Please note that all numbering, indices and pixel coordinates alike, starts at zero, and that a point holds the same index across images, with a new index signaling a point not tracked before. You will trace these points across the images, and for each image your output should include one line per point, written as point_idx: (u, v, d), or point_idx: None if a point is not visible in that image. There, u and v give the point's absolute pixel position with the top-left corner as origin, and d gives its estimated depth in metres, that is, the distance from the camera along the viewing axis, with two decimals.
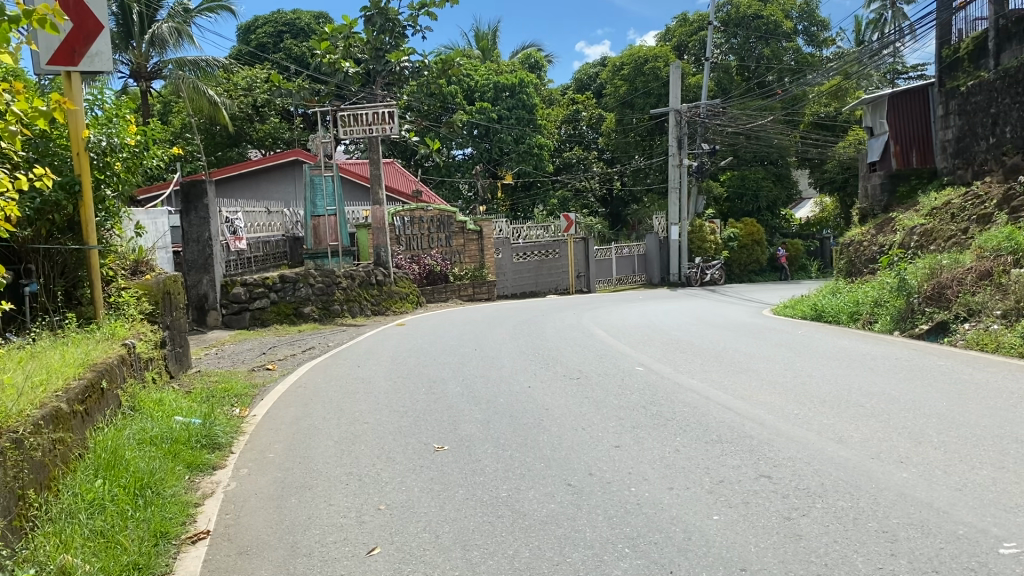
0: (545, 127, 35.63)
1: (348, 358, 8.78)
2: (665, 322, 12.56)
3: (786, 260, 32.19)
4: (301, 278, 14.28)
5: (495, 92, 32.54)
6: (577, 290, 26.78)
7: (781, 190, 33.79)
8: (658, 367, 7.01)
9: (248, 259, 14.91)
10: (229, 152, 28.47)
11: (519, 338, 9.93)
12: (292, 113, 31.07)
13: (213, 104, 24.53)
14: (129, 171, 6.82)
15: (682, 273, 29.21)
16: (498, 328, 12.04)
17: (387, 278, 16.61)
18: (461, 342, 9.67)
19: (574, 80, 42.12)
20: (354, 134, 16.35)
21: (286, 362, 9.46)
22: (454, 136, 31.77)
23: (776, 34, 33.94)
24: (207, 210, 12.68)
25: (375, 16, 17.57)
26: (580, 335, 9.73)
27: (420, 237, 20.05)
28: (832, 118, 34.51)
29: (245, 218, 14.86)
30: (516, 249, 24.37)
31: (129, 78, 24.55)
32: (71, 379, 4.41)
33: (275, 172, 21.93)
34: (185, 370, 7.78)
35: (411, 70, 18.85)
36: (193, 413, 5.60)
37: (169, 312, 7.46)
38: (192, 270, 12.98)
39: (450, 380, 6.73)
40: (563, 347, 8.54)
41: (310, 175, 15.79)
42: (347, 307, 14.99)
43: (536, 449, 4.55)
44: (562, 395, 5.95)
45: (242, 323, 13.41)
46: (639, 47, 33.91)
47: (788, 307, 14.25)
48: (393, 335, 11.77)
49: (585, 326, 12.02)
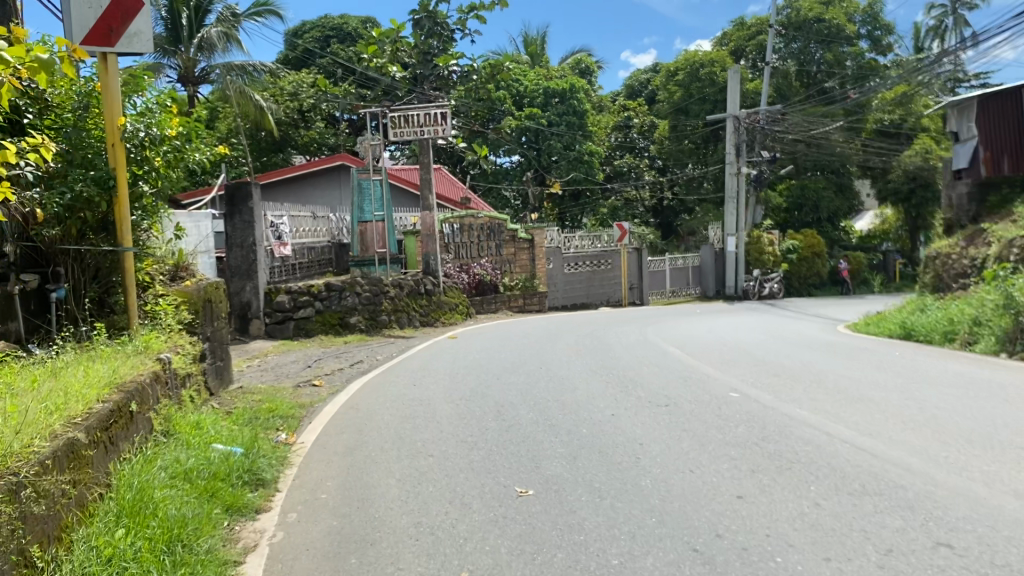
0: (595, 134, 34.83)
1: (401, 374, 8.08)
2: (736, 338, 11.69)
3: (847, 273, 31.04)
4: (348, 286, 13.69)
5: (545, 98, 31.55)
6: (630, 302, 25.90)
7: (842, 201, 32.50)
8: (754, 393, 6.17)
9: (293, 265, 14.34)
10: (275, 157, 27.93)
11: (586, 354, 9.13)
12: (339, 118, 30.67)
13: (261, 109, 24.20)
14: (170, 166, 6.20)
15: (739, 286, 28.17)
16: (558, 342, 11.27)
17: (436, 288, 15.93)
18: (522, 358, 8.93)
19: (625, 87, 41.32)
20: (404, 136, 15.65)
21: (334, 376, 8.79)
22: (503, 143, 31.10)
23: (838, 39, 32.80)
24: (252, 214, 12.12)
25: (424, 19, 16.97)
26: (652, 353, 8.91)
27: (469, 245, 19.43)
28: (895, 127, 33.27)
29: (292, 223, 14.29)
30: (567, 258, 23.66)
31: (178, 83, 24.39)
32: (93, 402, 3.74)
33: (322, 178, 21.45)
34: (226, 386, 7.12)
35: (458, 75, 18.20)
36: (233, 440, 4.89)
37: (209, 322, 6.80)
38: (235, 276, 12.41)
39: (519, 404, 5.98)
40: (637, 366, 7.74)
41: (358, 179, 15.26)
42: (395, 317, 14.37)
43: (642, 499, 3.76)
44: (653, 426, 5.15)
45: (285, 333, 12.80)
46: (696, 51, 33.12)
47: (869, 325, 13.26)
48: (447, 347, 11.08)
49: (651, 340, 11.18)
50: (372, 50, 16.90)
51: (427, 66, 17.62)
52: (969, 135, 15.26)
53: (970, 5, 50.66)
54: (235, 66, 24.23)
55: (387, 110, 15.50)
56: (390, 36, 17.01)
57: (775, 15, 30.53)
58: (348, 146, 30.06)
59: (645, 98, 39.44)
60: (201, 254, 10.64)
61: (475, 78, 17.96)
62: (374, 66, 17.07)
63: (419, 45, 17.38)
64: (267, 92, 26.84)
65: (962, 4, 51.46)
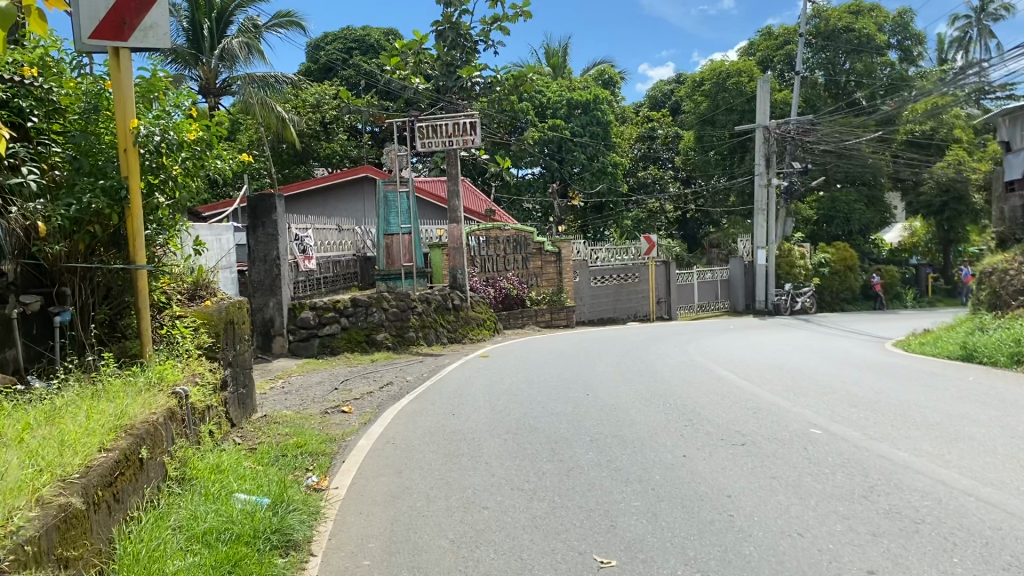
0: (619, 146, 34.22)
1: (435, 400, 7.47)
2: (784, 358, 11.03)
3: (880, 287, 30.20)
4: (373, 302, 13.11)
5: (568, 109, 31.00)
6: (658, 316, 25.21)
7: (875, 214, 31.67)
8: (837, 429, 5.53)
9: (318, 280, 13.79)
10: (296, 170, 27.56)
11: (632, 377, 8.49)
12: (360, 129, 30.32)
13: (282, 121, 23.82)
14: (190, 174, 5.68)
15: (770, 301, 27.55)
16: (596, 362, 10.65)
17: (464, 302, 15.31)
18: (562, 381, 8.29)
19: (648, 97, 40.75)
20: (432, 146, 15.15)
21: (362, 401, 8.17)
22: (525, 155, 30.58)
23: (868, 48, 32.12)
24: (276, 227, 11.59)
25: (448, 30, 16.44)
26: (704, 376, 8.26)
27: (495, 259, 18.90)
28: (927, 137, 32.47)
29: (316, 236, 13.75)
30: (594, 272, 23.02)
31: (199, 95, 24.07)
32: (94, 453, 3.15)
33: (345, 190, 20.95)
34: (249, 416, 6.53)
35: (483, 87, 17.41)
36: (258, 486, 4.29)
37: (231, 345, 6.24)
38: (258, 291, 11.85)
39: (575, 440, 5.35)
40: (694, 393, 7.10)
41: (384, 192, 14.63)
42: (422, 334, 13.77)
43: (753, 573, 3.12)
44: (736, 472, 4.51)
45: (310, 351, 12.19)
46: (722, 61, 32.53)
47: (925, 343, 12.52)
48: (479, 367, 10.48)
49: (693, 360, 10.55)
50: (394, 62, 16.29)
51: (449, 77, 16.98)
52: (1023, 144, 14.49)
53: (995, 16, 49.88)
54: (256, 77, 23.86)
55: (415, 119, 14.96)
56: (413, 47, 16.43)
57: (806, 23, 29.84)
58: (369, 158, 29.61)
59: (669, 109, 38.81)
60: (221, 269, 10.11)
61: (498, 90, 17.41)
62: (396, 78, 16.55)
63: (441, 57, 16.79)
64: (289, 103, 26.45)
65: (988, 14, 50.62)
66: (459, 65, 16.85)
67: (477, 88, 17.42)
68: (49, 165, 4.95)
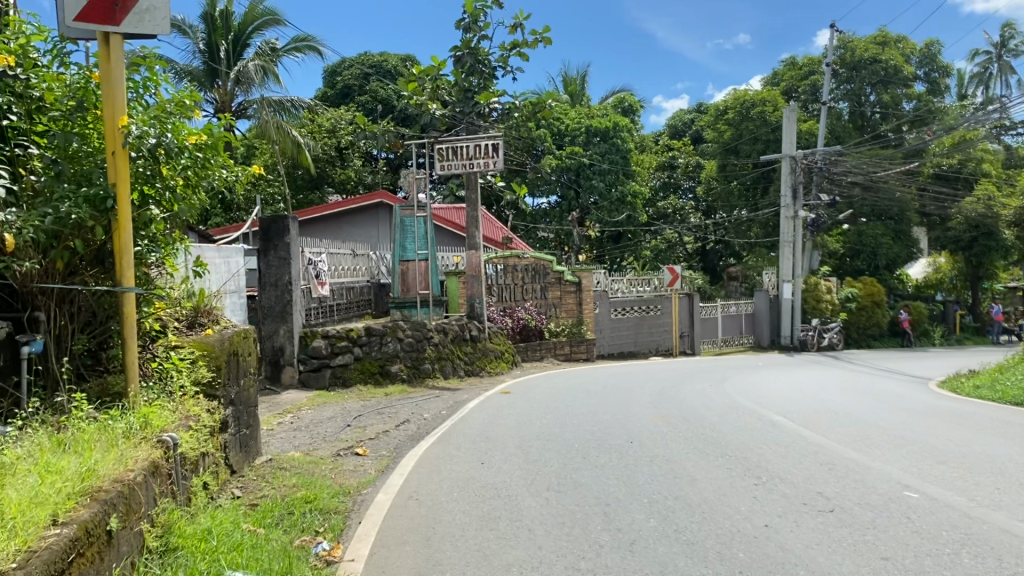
0: (640, 175, 33.55)
1: (461, 443, 6.72)
2: (830, 400, 10.24)
3: (908, 324, 29.28)
4: (388, 330, 12.36)
5: (586, 137, 30.44)
6: (680, 351, 24.36)
7: (902, 249, 30.57)
8: (935, 492, 4.74)
9: (331, 306, 13.06)
10: (310, 196, 27.00)
11: (676, 421, 7.72)
12: (376, 155, 29.85)
13: (298, 145, 23.36)
14: (190, 185, 4.99)
15: (795, 337, 26.77)
16: (630, 400, 9.89)
17: (482, 333, 14.54)
18: (599, 424, 7.53)
19: (668, 127, 40.18)
20: (452, 169, 14.48)
21: (377, 442, 7.39)
22: (542, 182, 29.95)
23: (895, 79, 31.46)
24: (288, 249, 10.97)
25: (466, 55, 15.81)
26: (755, 422, 7.50)
27: (514, 288, 18.16)
28: (954, 172, 31.72)
29: (330, 261, 13.07)
30: (615, 303, 22.26)
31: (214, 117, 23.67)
32: (39, 537, 2.42)
33: (360, 215, 20.34)
34: (252, 460, 5.77)
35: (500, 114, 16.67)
36: (256, 559, 3.53)
37: (234, 381, 5.50)
38: (269, 318, 11.16)
39: (630, 501, 4.59)
40: (751, 443, 6.33)
41: (401, 216, 14.00)
42: (439, 366, 13.01)
43: None
44: (836, 550, 3.71)
45: (321, 382, 11.42)
46: (745, 91, 31.79)
47: (979, 386, 11.66)
48: (502, 404, 9.74)
49: (734, 401, 9.78)
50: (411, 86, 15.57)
51: (466, 103, 16.25)
52: None
53: (1017, 51, 49.23)
54: (273, 101, 23.36)
55: (435, 140, 14.27)
56: (430, 72, 15.76)
57: (834, 53, 29.24)
58: (384, 183, 28.99)
59: (689, 139, 38.14)
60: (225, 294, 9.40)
61: (518, 116, 16.76)
62: (413, 103, 15.87)
63: (459, 82, 16.09)
64: (304, 127, 25.92)
65: (1009, 50, 49.96)
66: (476, 91, 16.13)
67: (493, 114, 16.64)
68: (26, 170, 4.27)
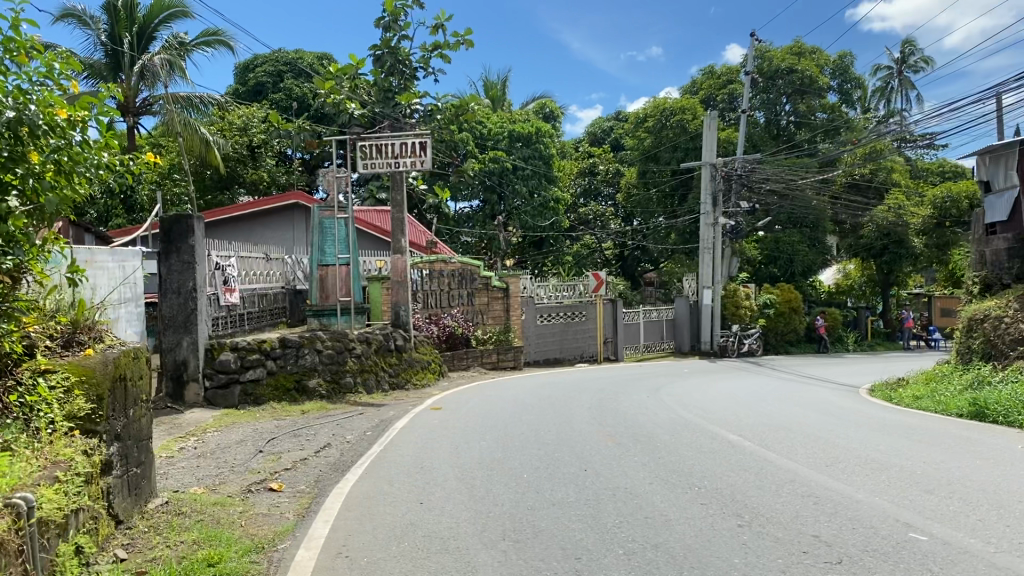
0: (561, 181, 33.13)
1: (394, 474, 5.91)
2: (775, 412, 9.81)
3: (825, 330, 29.60)
4: (305, 341, 11.37)
5: (509, 141, 29.84)
6: (606, 358, 24.01)
7: (816, 255, 30.87)
8: (943, 533, 4.20)
9: (241, 315, 11.99)
10: (219, 197, 25.60)
11: (627, 442, 7.10)
12: (289, 157, 28.70)
13: (205, 143, 22.13)
14: (63, 172, 4.18)
15: (715, 342, 26.63)
16: (570, 415, 9.24)
17: (407, 343, 13.69)
18: (544, 447, 6.85)
19: (587, 134, 39.97)
20: (376, 167, 13.59)
21: (295, 474, 6.49)
22: (462, 186, 29.22)
23: (811, 89, 31.91)
24: (193, 253, 10.00)
25: (386, 55, 14.98)
26: (713, 443, 6.93)
27: (439, 294, 17.30)
28: (867, 181, 32.48)
29: (239, 266, 11.96)
30: (540, 309, 21.70)
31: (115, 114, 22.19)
32: None
33: (273, 216, 19.20)
34: (145, 505, 4.82)
35: (420, 117, 15.79)
36: None
37: (121, 411, 4.57)
38: (170, 329, 10.09)
39: (605, 554, 3.88)
40: (718, 471, 5.73)
41: (319, 218, 12.96)
42: (361, 379, 12.11)
43: None
44: None
45: (229, 401, 10.36)
46: (665, 98, 31.51)
47: (919, 395, 11.44)
48: (434, 422, 8.96)
49: (679, 414, 9.25)
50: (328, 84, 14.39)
51: (386, 104, 15.19)
52: (1006, 184, 13.71)
53: (916, 67, 51.01)
54: (180, 97, 22.13)
55: (356, 136, 13.37)
56: (348, 70, 14.65)
57: (752, 62, 29.39)
58: (297, 184, 27.76)
59: (609, 145, 37.99)
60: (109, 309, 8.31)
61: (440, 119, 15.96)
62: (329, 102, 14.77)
63: (377, 82, 15.08)
64: (211, 125, 24.53)
65: (909, 65, 51.74)
66: (396, 92, 15.13)
67: (414, 116, 15.66)
68: None
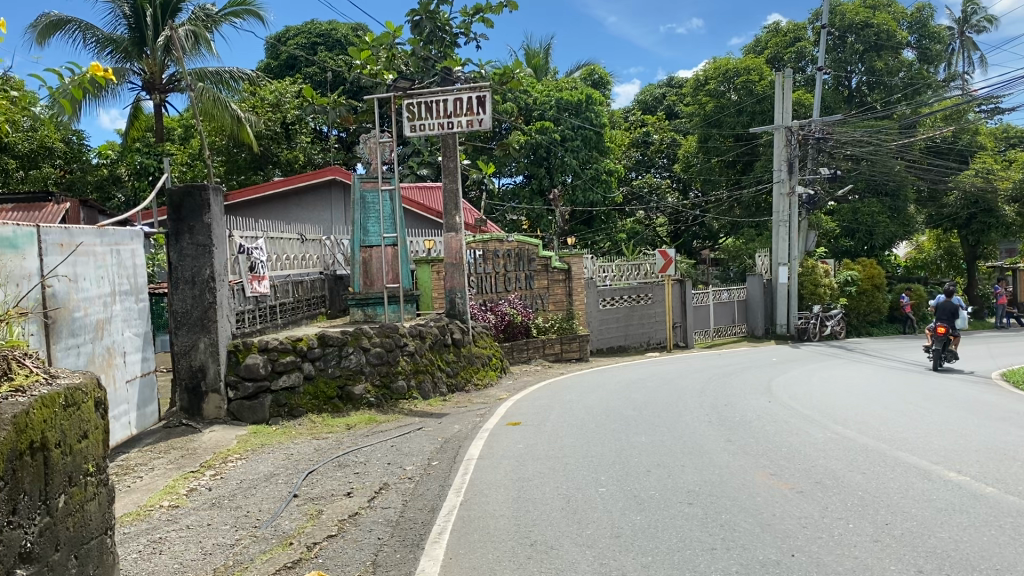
0: (614, 152, 30.76)
1: (497, 562, 3.93)
2: (952, 423, 7.65)
3: (910, 308, 27.24)
4: (349, 339, 9.34)
5: (558, 111, 27.53)
6: (674, 344, 21.81)
7: (899, 227, 28.16)
8: None
9: (273, 308, 10.00)
10: (251, 177, 23.77)
11: (808, 488, 5.04)
12: (325, 133, 26.85)
13: (236, 121, 20.46)
14: None
15: (792, 325, 24.44)
16: (693, 433, 7.18)
17: (465, 336, 11.66)
18: (695, 499, 4.83)
19: (638, 103, 37.46)
20: (426, 130, 11.44)
21: (345, 546, 4.50)
22: (509, 161, 26.98)
23: (888, 45, 29.10)
24: (208, 233, 8.15)
25: (425, 19, 12.80)
26: (939, 491, 4.87)
27: (494, 278, 15.25)
28: (949, 145, 30.18)
29: (268, 248, 10.04)
30: (602, 293, 19.51)
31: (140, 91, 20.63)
32: None
33: (309, 195, 17.32)
34: None
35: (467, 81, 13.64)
36: None
37: (37, 508, 2.57)
38: (183, 328, 8.18)
39: None
40: (1006, 558, 3.69)
41: (359, 191, 10.98)
42: (415, 383, 10.08)
43: None
44: None
45: (258, 415, 8.40)
46: (727, 60, 29.09)
47: None
48: (517, 443, 6.97)
49: (835, 431, 7.16)
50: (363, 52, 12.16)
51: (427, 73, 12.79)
52: None
53: (979, 28, 47.16)
54: (207, 73, 20.40)
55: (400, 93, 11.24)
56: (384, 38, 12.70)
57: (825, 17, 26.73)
58: (335, 161, 25.77)
59: (664, 113, 35.46)
60: (83, 304, 6.47)
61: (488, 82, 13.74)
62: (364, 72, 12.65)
63: (416, 52, 12.76)
64: (242, 100, 22.64)
65: (971, 26, 47.89)
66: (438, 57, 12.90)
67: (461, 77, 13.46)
68: None
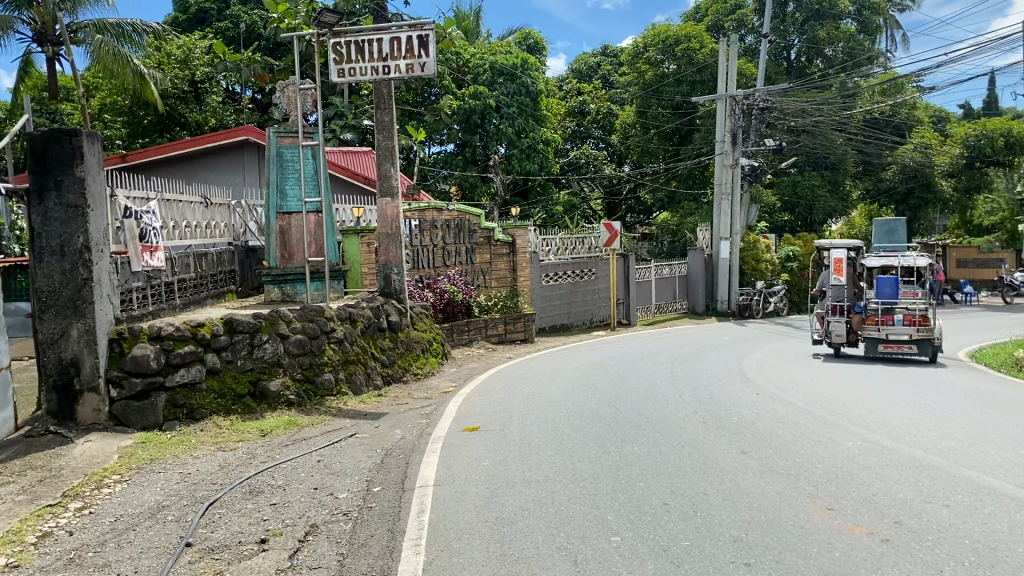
0: (549, 121, 29.28)
1: None
2: (986, 423, 6.51)
3: None
4: (263, 325, 7.72)
5: (491, 75, 25.82)
6: (617, 322, 20.64)
7: (838, 201, 27.58)
8: None
9: (169, 286, 8.27)
10: (156, 139, 21.46)
11: (891, 533, 3.75)
12: (239, 94, 24.55)
13: (141, 78, 18.28)
14: None
15: (734, 300, 23.59)
16: (694, 440, 5.86)
17: (402, 319, 10.14)
18: (753, 557, 3.48)
19: (571, 71, 36.01)
20: (357, 75, 9.76)
21: None
22: (440, 128, 25.25)
23: (830, 14, 28.30)
24: (81, 190, 6.43)
25: None
26: None
27: (431, 251, 13.67)
28: (887, 119, 29.71)
29: (162, 212, 8.28)
30: (543, 268, 18.11)
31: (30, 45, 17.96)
32: None
33: (219, 155, 15.42)
34: None
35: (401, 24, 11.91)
36: None
37: None
38: (50, 311, 6.43)
39: None
40: None
41: (275, 147, 9.26)
42: (345, 375, 8.53)
43: None
44: None
45: (147, 419, 6.72)
46: (667, 25, 27.83)
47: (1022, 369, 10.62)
48: (481, 459, 5.53)
49: (861, 436, 5.96)
50: None
51: None
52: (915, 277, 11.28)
53: (903, 6, 47.15)
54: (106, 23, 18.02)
55: (325, 32, 9.52)
56: None
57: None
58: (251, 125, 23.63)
59: (599, 82, 34.13)
60: None
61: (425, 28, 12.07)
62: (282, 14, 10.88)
63: None
64: (145, 55, 20.29)
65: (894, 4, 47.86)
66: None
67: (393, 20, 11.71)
68: None
